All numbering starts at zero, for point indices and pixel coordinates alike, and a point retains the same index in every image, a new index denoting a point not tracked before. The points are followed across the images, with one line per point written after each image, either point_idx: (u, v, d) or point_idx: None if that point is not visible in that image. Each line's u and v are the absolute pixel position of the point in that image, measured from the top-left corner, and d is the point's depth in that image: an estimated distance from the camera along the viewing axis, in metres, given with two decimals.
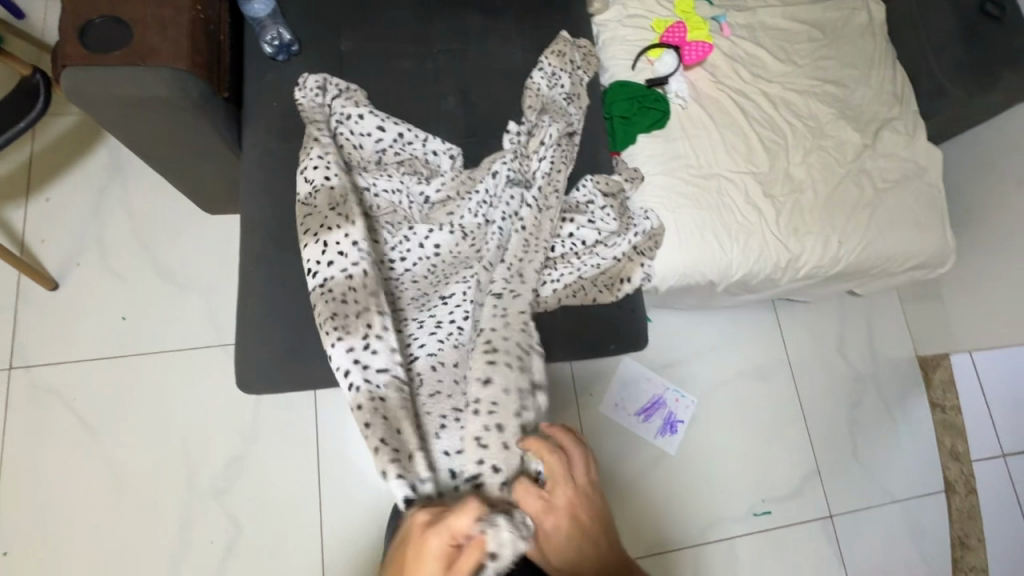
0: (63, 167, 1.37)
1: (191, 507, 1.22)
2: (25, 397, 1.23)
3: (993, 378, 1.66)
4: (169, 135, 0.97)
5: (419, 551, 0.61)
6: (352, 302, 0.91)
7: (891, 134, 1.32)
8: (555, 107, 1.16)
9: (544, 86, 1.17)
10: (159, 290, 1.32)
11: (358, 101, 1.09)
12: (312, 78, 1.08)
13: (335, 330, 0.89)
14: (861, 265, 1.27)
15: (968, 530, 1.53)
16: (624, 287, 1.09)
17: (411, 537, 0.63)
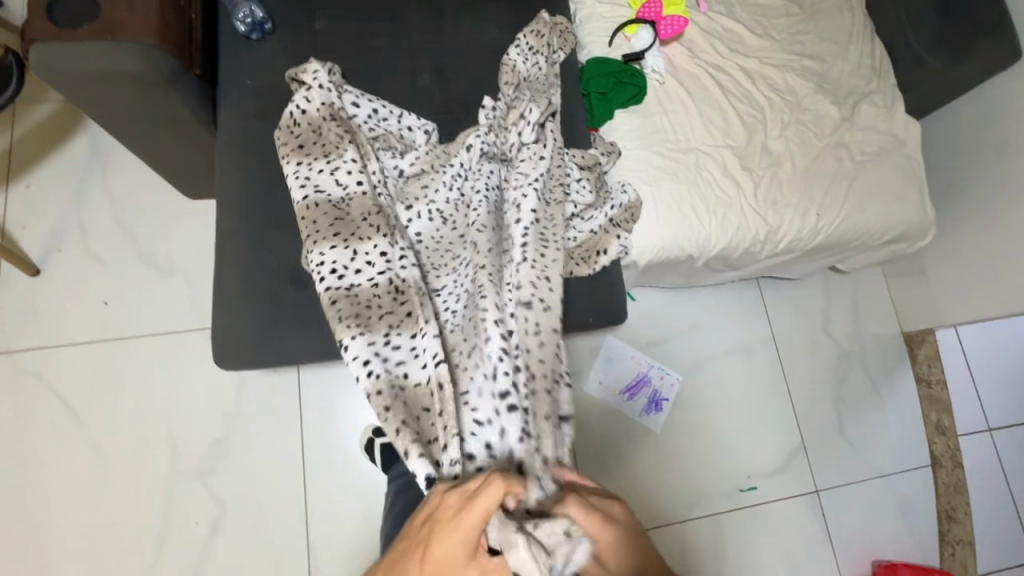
0: (44, 154, 1.37)
1: (175, 490, 1.22)
2: (9, 382, 1.23)
3: (979, 352, 1.66)
4: (142, 112, 0.98)
5: (451, 529, 0.61)
6: (376, 307, 0.95)
7: (869, 106, 1.32)
8: (529, 81, 1.17)
9: (521, 62, 1.17)
10: (141, 275, 1.33)
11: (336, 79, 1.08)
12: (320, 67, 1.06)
13: (357, 325, 0.92)
14: (840, 237, 1.27)
15: (955, 503, 1.54)
16: (601, 260, 1.10)
17: (440, 515, 0.64)
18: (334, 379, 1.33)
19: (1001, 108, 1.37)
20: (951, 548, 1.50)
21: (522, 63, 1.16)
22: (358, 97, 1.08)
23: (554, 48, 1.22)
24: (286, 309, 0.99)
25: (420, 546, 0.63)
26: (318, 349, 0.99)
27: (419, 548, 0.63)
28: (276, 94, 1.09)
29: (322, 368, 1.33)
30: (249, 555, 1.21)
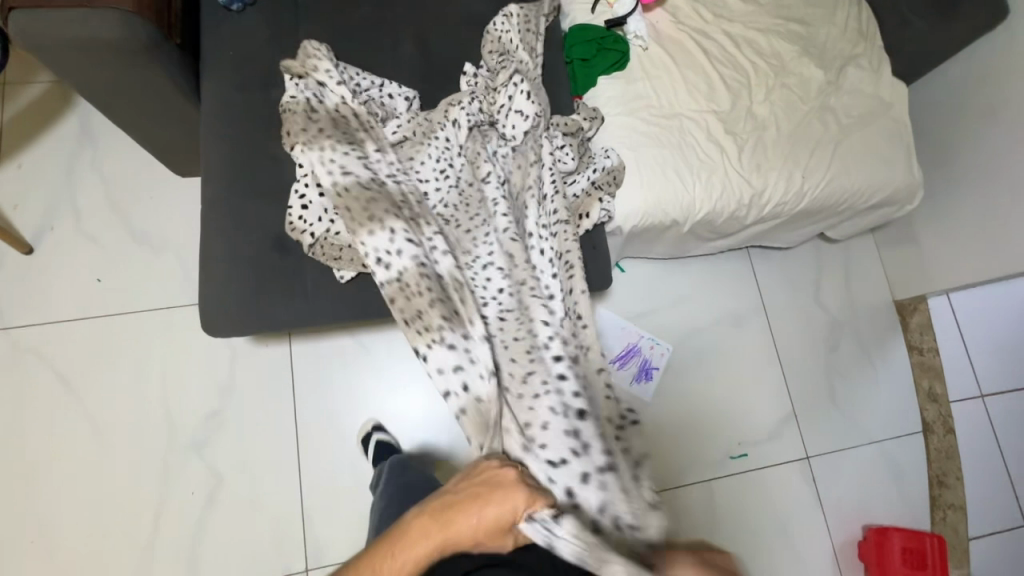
0: (35, 134, 1.38)
1: (172, 461, 1.24)
2: (6, 358, 1.25)
3: (972, 319, 1.65)
4: (123, 83, 0.99)
5: (513, 495, 0.69)
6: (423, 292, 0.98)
7: (855, 69, 1.32)
8: (513, 46, 1.16)
9: (504, 31, 1.17)
10: (133, 252, 1.34)
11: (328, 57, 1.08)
12: (315, 45, 1.07)
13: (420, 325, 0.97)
14: (825, 201, 1.27)
15: (946, 469, 1.54)
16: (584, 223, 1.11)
17: (502, 479, 0.71)
18: (326, 352, 1.35)
19: (990, 69, 1.36)
20: (942, 513, 1.51)
21: (509, 31, 1.16)
22: (349, 75, 1.10)
23: (537, 15, 1.20)
24: (269, 275, 1.01)
25: (478, 498, 0.68)
26: (301, 315, 1.00)
27: (477, 499, 0.68)
28: (259, 65, 1.09)
29: (314, 341, 1.35)
30: (245, 523, 1.23)
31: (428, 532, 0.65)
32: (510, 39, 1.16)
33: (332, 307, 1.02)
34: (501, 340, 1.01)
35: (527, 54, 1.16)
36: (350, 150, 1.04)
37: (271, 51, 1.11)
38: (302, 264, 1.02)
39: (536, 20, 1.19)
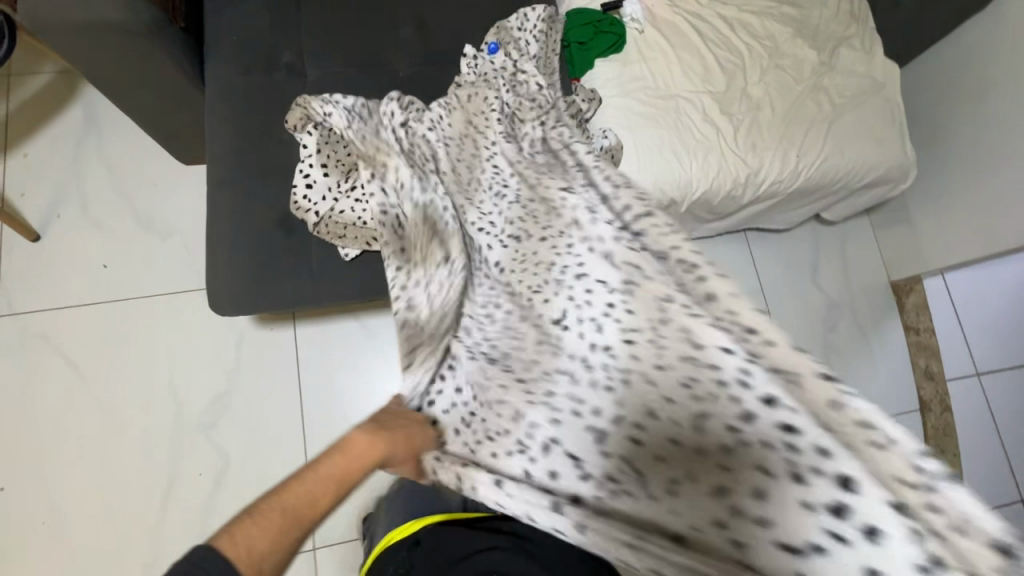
0: (40, 126, 1.40)
1: (180, 443, 1.26)
2: (15, 343, 1.27)
3: (966, 299, 1.67)
4: (130, 68, 1.01)
5: (427, 429, 0.82)
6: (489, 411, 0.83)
7: (848, 51, 1.34)
8: (520, 63, 1.14)
9: (514, 24, 1.18)
10: (139, 239, 1.36)
11: (331, 103, 1.06)
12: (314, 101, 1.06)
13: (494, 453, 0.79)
14: (819, 179, 1.29)
15: (944, 446, 1.56)
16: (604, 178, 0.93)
17: (416, 418, 0.83)
18: (330, 336, 1.37)
19: (980, 49, 1.38)
20: None
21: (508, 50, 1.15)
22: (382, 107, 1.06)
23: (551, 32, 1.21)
24: (273, 253, 1.02)
25: (404, 428, 0.78)
26: (304, 291, 1.02)
27: (402, 428, 0.78)
28: (262, 50, 1.11)
29: (318, 326, 1.37)
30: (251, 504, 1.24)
31: (375, 443, 0.70)
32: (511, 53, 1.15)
33: (336, 285, 1.04)
34: (621, 373, 0.75)
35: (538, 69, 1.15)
36: (381, 225, 0.97)
37: (274, 36, 1.13)
38: (307, 242, 1.04)
39: (545, 31, 1.18)
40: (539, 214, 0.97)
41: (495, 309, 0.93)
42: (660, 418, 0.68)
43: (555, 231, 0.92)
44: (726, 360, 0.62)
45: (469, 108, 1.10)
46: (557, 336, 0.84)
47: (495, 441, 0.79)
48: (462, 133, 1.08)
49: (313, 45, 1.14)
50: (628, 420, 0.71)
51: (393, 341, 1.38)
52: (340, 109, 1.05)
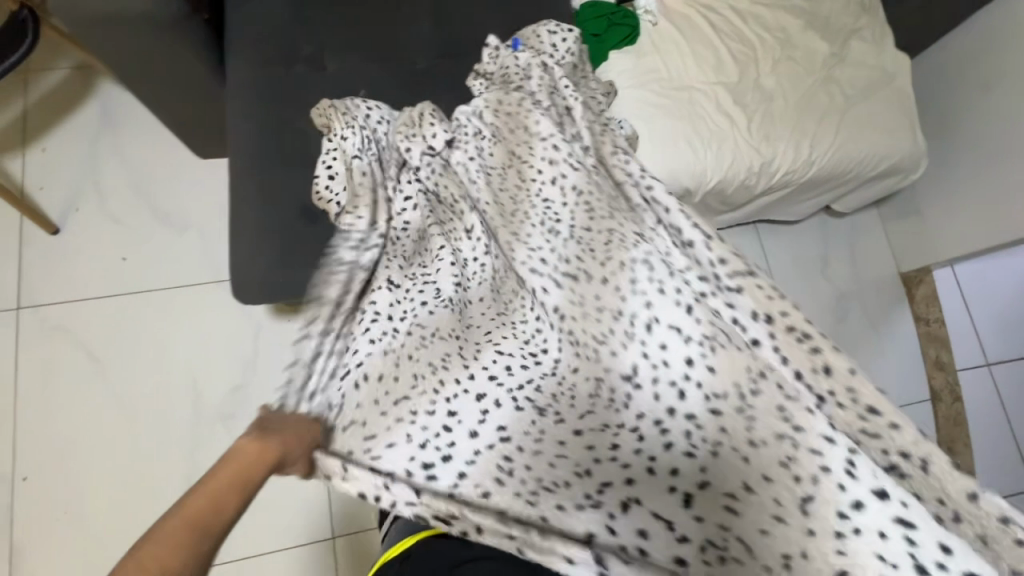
0: (57, 120, 1.41)
1: (199, 434, 1.27)
2: (35, 334, 1.28)
3: (976, 290, 1.68)
4: (154, 61, 1.04)
5: (298, 430, 0.72)
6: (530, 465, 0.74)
7: (858, 43, 1.35)
8: (554, 74, 1.05)
9: (543, 34, 1.14)
10: (156, 232, 1.37)
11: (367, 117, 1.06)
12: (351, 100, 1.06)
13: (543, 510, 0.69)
14: (832, 169, 1.30)
15: (955, 435, 1.57)
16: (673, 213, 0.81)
17: (280, 422, 0.72)
18: None
19: (988, 40, 1.40)
20: None
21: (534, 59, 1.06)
22: (416, 122, 1.03)
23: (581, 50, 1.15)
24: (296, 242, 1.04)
25: (272, 434, 0.68)
26: None
27: (267, 435, 0.67)
28: (282, 42, 1.13)
29: None
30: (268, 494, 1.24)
31: (239, 462, 0.60)
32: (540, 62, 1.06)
33: None
34: (711, 442, 0.67)
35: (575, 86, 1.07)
36: (407, 262, 0.95)
37: (294, 29, 1.14)
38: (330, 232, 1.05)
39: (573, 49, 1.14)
40: (597, 245, 0.84)
41: (542, 352, 0.85)
42: (757, 493, 0.62)
43: (617, 274, 0.81)
44: (830, 449, 0.59)
45: (499, 129, 1.02)
46: (625, 394, 0.76)
47: (555, 493, 0.71)
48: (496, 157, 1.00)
49: (332, 38, 1.15)
50: (697, 460, 0.68)
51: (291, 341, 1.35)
52: (372, 123, 1.05)
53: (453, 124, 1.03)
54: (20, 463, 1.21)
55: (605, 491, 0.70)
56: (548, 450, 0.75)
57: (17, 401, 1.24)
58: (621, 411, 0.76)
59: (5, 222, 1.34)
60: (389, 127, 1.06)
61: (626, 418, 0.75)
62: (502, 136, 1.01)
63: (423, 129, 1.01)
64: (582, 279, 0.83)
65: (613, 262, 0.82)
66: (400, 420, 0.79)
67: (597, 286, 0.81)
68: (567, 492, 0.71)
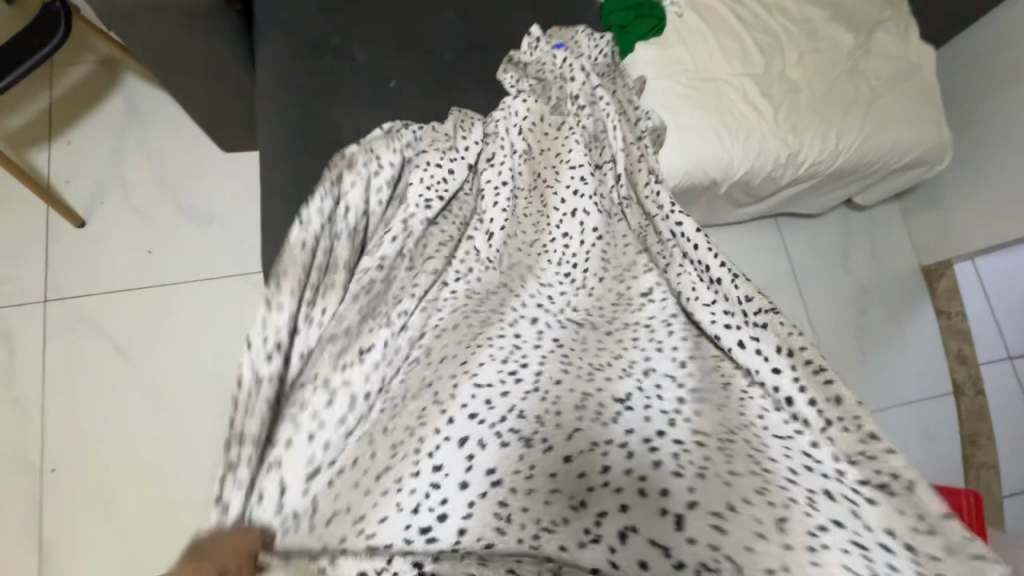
0: (82, 113, 1.42)
1: (225, 426, 1.27)
2: (62, 326, 1.28)
3: (997, 283, 1.68)
4: (190, 50, 1.05)
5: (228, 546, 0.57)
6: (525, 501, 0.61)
7: (883, 34, 1.35)
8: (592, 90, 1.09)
9: (584, 40, 1.19)
10: (182, 224, 1.38)
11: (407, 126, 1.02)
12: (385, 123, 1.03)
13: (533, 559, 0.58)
14: (858, 161, 1.30)
15: (978, 429, 1.56)
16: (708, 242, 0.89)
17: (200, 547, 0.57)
18: None
19: (1013, 32, 1.39)
20: (977, 473, 1.52)
21: (576, 69, 1.10)
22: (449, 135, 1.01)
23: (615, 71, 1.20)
24: None
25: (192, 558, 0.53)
26: None
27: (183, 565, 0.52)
28: (312, 34, 1.13)
29: None
30: None
31: None
32: (581, 69, 1.09)
33: None
34: (700, 463, 0.64)
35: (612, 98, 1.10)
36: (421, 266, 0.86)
37: (324, 22, 1.15)
38: None
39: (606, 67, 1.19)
40: (607, 296, 0.87)
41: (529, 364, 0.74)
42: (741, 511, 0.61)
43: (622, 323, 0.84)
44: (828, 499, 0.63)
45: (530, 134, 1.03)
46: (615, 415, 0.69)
47: (556, 534, 0.60)
48: (522, 163, 0.99)
49: (362, 29, 1.16)
50: (685, 478, 0.63)
51: None
52: (388, 151, 0.93)
53: (486, 134, 1.03)
54: (48, 453, 1.21)
55: (603, 522, 0.60)
56: (543, 486, 0.62)
57: (45, 392, 1.25)
58: (609, 424, 0.68)
59: (32, 215, 1.34)
60: (418, 149, 0.98)
61: (615, 434, 0.67)
62: (534, 146, 1.02)
63: (456, 146, 1.00)
64: (584, 326, 0.83)
65: (626, 291, 0.87)
66: (385, 493, 0.61)
67: (616, 310, 0.85)
68: (567, 530, 0.60)
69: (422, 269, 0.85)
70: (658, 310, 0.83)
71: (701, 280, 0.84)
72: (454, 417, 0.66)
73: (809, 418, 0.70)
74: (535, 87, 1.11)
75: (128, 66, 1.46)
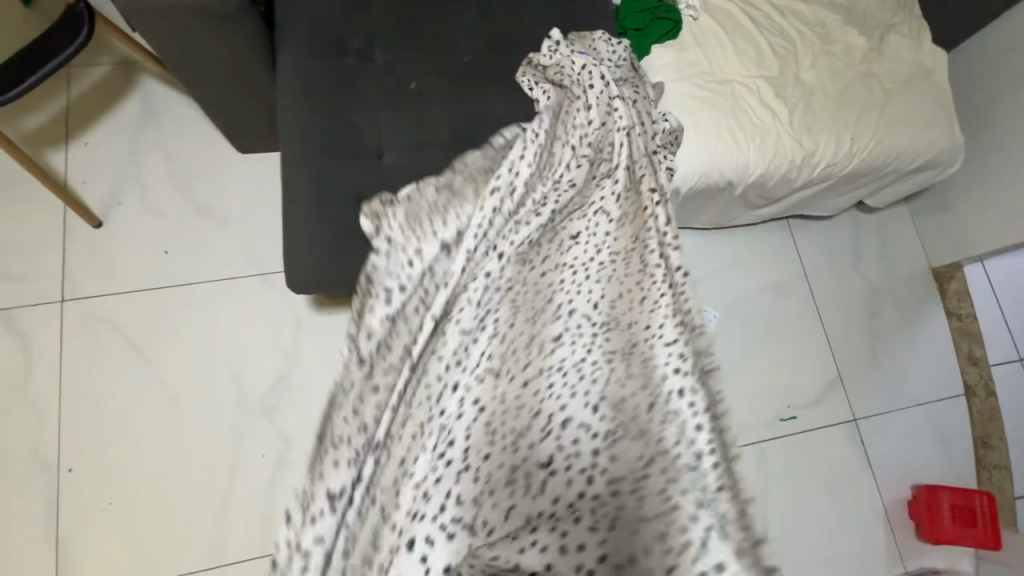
0: (99, 114, 1.42)
1: (242, 427, 1.27)
2: (79, 325, 1.29)
3: (1007, 285, 1.68)
4: (213, 51, 1.05)
5: None
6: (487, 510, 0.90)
7: (896, 37, 1.36)
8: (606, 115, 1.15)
9: (603, 46, 1.22)
10: (199, 224, 1.38)
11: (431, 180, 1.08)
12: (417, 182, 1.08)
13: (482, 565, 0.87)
14: (871, 163, 1.31)
15: (990, 430, 1.56)
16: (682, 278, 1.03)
17: None
18: None
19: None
20: (989, 474, 1.52)
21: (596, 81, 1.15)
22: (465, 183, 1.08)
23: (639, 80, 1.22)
24: (350, 233, 1.05)
25: None
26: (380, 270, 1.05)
27: None
28: (332, 35, 1.14)
29: None
30: None
31: None
32: (601, 77, 1.15)
33: None
34: (594, 475, 0.91)
35: (628, 110, 1.17)
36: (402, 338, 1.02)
37: (345, 23, 1.15)
38: None
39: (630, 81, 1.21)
40: (524, 349, 1.03)
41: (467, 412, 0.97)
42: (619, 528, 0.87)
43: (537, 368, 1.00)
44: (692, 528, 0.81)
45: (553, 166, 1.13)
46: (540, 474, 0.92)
47: (509, 543, 0.88)
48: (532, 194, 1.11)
49: (382, 31, 1.17)
50: (598, 532, 0.88)
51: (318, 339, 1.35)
52: (395, 218, 1.04)
53: (486, 171, 1.10)
54: (65, 453, 1.21)
55: (539, 539, 0.88)
56: (501, 497, 0.90)
57: (62, 391, 1.25)
58: (535, 474, 0.92)
59: (49, 215, 1.34)
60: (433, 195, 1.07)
61: (542, 475, 0.92)
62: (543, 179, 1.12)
63: (449, 201, 1.07)
64: (503, 378, 1.00)
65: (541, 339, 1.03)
66: (411, 521, 0.89)
67: (529, 358, 1.02)
68: (510, 542, 0.88)
69: (406, 337, 1.02)
70: (565, 358, 1.01)
71: (669, 314, 1.00)
72: (428, 480, 0.92)
73: (701, 450, 0.86)
74: (557, 96, 1.16)
75: (145, 68, 1.47)
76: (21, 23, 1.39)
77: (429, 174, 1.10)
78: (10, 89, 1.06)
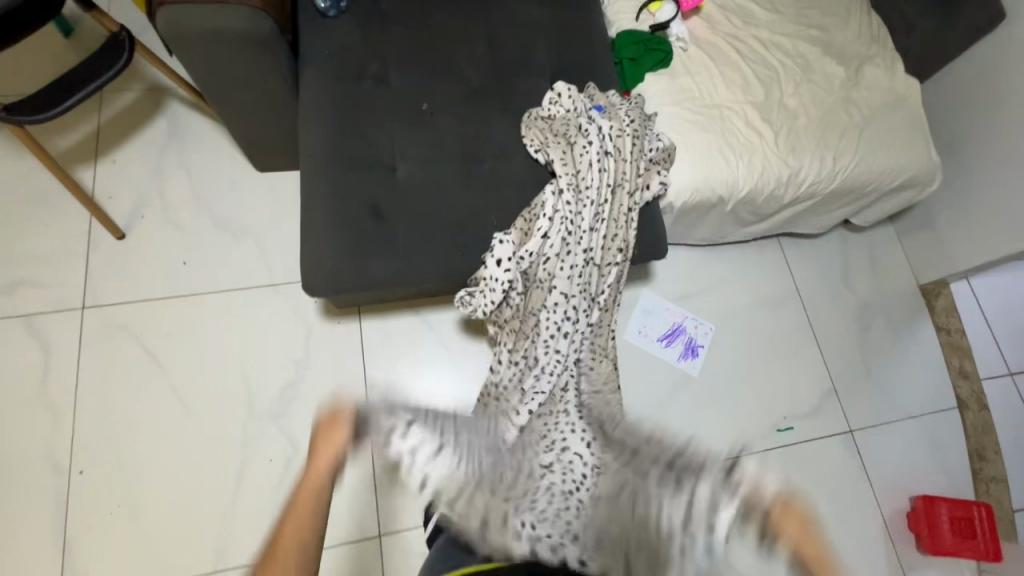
0: (127, 134, 1.51)
1: (250, 430, 1.30)
2: (98, 331, 1.33)
3: (992, 301, 1.74)
4: (244, 73, 1.15)
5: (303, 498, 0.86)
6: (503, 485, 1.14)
7: (872, 68, 1.47)
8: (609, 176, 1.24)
9: (611, 95, 1.32)
10: (216, 236, 1.45)
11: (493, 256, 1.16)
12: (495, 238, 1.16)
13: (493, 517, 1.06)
14: (854, 181, 1.40)
15: (984, 442, 1.58)
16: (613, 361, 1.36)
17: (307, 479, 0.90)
18: (392, 328, 1.43)
19: (990, 67, 1.52)
20: (986, 486, 1.54)
21: (593, 135, 1.23)
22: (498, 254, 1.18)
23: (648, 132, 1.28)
24: (364, 237, 1.12)
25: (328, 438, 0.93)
26: (391, 273, 1.12)
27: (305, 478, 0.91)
28: (352, 61, 1.24)
29: (381, 320, 1.43)
30: None
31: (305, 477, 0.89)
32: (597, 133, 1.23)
33: (424, 269, 1.14)
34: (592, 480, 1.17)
35: (619, 166, 1.24)
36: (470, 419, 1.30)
37: (364, 51, 1.26)
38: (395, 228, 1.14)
39: (634, 132, 1.26)
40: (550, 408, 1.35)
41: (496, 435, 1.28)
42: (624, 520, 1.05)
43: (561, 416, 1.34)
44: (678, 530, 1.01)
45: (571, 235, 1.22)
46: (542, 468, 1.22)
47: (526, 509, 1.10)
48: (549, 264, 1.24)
49: (397, 58, 1.27)
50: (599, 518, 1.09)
51: (330, 349, 1.39)
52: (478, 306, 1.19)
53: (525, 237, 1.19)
54: (77, 455, 1.24)
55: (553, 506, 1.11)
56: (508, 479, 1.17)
57: (78, 395, 1.28)
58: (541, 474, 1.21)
59: (74, 226, 1.41)
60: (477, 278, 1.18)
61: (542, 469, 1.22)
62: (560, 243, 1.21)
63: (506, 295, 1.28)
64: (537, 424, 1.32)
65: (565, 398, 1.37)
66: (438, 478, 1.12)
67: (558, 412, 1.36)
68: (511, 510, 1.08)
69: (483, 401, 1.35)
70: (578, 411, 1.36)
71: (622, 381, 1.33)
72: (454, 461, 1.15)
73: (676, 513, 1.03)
74: (563, 154, 1.22)
75: (173, 93, 1.57)
76: (61, 52, 1.50)
77: (439, 188, 1.18)
78: (56, 106, 1.16)
